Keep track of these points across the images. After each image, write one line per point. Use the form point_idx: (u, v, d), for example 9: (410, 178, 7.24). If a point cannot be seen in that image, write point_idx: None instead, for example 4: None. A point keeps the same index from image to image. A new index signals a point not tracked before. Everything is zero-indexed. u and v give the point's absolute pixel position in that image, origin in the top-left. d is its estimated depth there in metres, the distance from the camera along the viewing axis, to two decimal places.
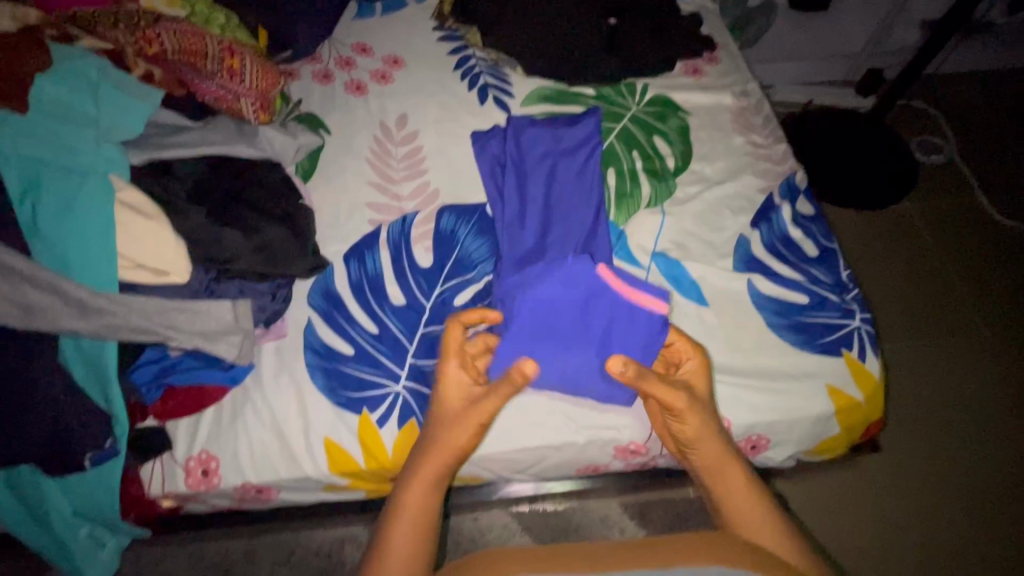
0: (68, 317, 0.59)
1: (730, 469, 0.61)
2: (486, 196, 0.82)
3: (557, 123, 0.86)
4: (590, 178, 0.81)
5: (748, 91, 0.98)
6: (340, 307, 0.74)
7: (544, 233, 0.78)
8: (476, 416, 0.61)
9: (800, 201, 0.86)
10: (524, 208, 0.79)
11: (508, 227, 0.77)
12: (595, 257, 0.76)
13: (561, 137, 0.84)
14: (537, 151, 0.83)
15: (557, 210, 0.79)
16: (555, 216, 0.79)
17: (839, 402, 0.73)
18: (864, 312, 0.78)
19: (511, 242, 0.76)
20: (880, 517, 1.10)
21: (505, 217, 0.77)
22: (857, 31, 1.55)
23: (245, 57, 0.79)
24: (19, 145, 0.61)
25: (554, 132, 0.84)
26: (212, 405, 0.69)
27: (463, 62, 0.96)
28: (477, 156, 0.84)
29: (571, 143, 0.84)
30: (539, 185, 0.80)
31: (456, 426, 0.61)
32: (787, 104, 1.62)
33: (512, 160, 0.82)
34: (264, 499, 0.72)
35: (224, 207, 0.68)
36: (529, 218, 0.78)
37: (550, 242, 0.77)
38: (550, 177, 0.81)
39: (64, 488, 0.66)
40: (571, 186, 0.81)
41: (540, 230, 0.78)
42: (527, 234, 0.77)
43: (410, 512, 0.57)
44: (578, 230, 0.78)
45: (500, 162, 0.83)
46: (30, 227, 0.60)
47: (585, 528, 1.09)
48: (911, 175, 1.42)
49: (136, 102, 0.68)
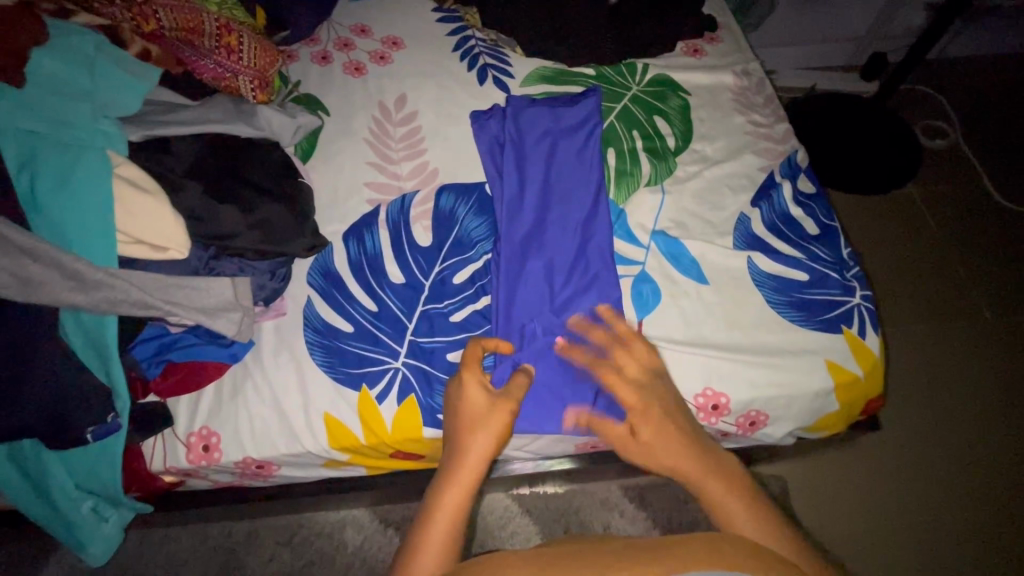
0: (68, 291, 0.59)
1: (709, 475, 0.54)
2: (486, 175, 0.82)
3: (557, 103, 0.85)
4: (590, 158, 0.80)
5: (749, 71, 0.97)
6: (340, 285, 0.74)
7: (544, 213, 0.77)
8: (496, 422, 0.58)
9: (801, 180, 0.86)
10: (523, 187, 0.78)
11: (508, 207, 0.77)
12: (595, 237, 0.76)
13: (561, 116, 0.83)
14: (536, 130, 0.82)
15: (557, 190, 0.79)
16: (554, 195, 0.79)
17: (837, 377, 0.73)
18: (864, 289, 0.78)
19: (511, 222, 0.76)
20: (883, 506, 1.10)
21: (504, 196, 0.77)
22: (861, 14, 1.53)
23: (243, 34, 0.79)
24: (16, 119, 0.61)
25: (553, 111, 0.83)
26: (211, 382, 0.70)
27: (462, 42, 0.95)
28: (476, 135, 0.83)
29: (571, 122, 0.83)
30: (539, 164, 0.80)
31: (477, 430, 0.57)
32: (791, 89, 1.60)
33: (512, 139, 0.81)
34: (265, 475, 0.73)
35: (222, 184, 0.68)
36: (528, 198, 0.78)
37: (549, 224, 0.77)
38: (550, 157, 0.81)
39: (66, 462, 0.66)
40: (570, 165, 0.80)
41: (539, 211, 0.77)
42: (526, 213, 0.77)
43: (443, 523, 0.51)
44: (576, 212, 0.78)
45: (499, 142, 0.82)
46: (30, 200, 0.61)
47: (585, 510, 1.10)
48: (913, 167, 1.40)
49: (133, 79, 0.68)
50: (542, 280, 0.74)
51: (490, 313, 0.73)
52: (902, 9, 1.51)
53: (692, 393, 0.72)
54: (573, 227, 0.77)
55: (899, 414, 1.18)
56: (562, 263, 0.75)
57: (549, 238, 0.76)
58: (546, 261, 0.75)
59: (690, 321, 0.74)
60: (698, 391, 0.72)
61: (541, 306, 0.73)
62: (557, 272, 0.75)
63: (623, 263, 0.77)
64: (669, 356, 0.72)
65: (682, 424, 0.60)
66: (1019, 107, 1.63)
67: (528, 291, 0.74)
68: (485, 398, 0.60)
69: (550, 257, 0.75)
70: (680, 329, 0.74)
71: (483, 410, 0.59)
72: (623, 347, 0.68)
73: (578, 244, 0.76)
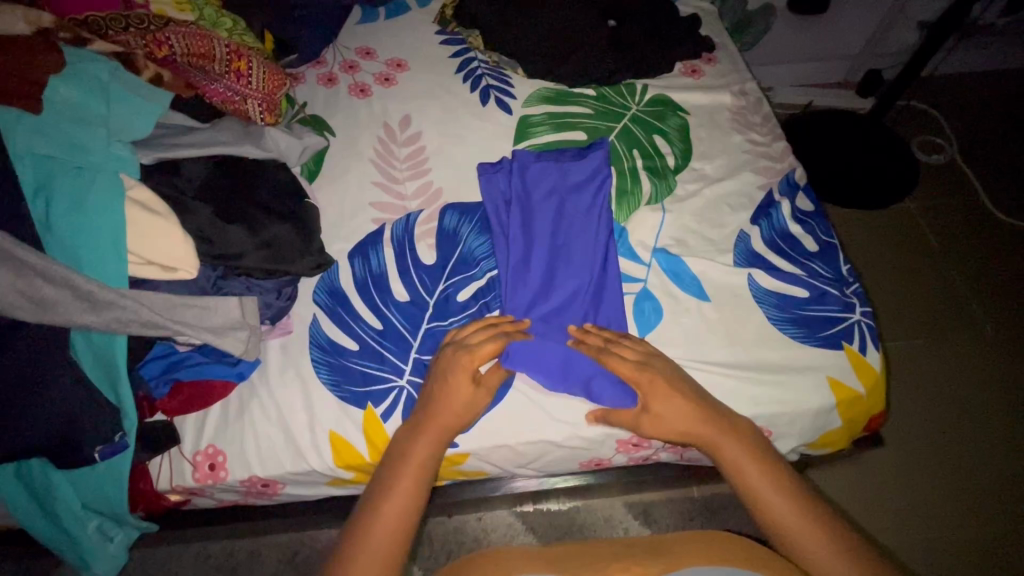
0: (80, 312, 0.60)
1: (755, 478, 0.60)
2: (487, 230, 0.80)
3: (565, 157, 0.84)
4: (599, 213, 0.79)
5: (746, 90, 0.99)
6: (345, 304, 0.75)
7: (551, 276, 0.75)
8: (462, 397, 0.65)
9: (799, 198, 0.87)
10: (530, 249, 0.76)
11: (513, 275, 0.74)
12: (608, 304, 0.75)
13: (569, 172, 0.81)
14: (543, 188, 0.80)
15: (565, 252, 0.77)
16: (563, 255, 0.76)
17: (840, 395, 0.73)
18: (864, 306, 0.79)
19: (517, 286, 0.74)
20: (882, 509, 1.10)
21: (511, 262, 0.75)
22: (856, 33, 1.56)
23: (252, 59, 0.82)
24: (33, 144, 0.62)
25: (561, 167, 0.82)
26: (219, 400, 0.70)
27: (465, 64, 0.97)
28: (484, 188, 0.81)
29: (580, 177, 0.81)
30: (547, 222, 0.78)
31: (447, 405, 0.65)
32: (787, 105, 1.64)
33: (518, 196, 0.79)
34: (271, 494, 0.73)
35: (230, 205, 0.69)
36: (537, 259, 0.75)
37: (557, 289, 0.74)
38: (558, 215, 0.79)
39: (73, 483, 0.66)
40: (579, 223, 0.78)
41: (547, 274, 0.75)
42: (534, 277, 0.75)
43: (404, 493, 0.59)
44: (586, 277, 0.75)
45: (505, 199, 0.80)
46: (44, 222, 0.61)
47: (589, 527, 1.09)
48: (909, 180, 1.41)
49: (146, 102, 0.69)
50: (555, 354, 0.71)
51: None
52: (896, 27, 1.53)
53: None
54: (585, 293, 0.74)
55: (904, 426, 1.18)
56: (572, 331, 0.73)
57: (558, 300, 0.74)
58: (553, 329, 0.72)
59: (691, 339, 0.75)
60: None
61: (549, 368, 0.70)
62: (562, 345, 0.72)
63: (625, 281, 0.78)
64: None
65: (699, 392, 0.66)
66: (1014, 123, 1.65)
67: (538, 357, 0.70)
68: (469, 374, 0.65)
69: (556, 322, 0.73)
70: (682, 347, 0.74)
71: (460, 372, 0.65)
72: (614, 344, 0.69)
73: (585, 308, 0.74)
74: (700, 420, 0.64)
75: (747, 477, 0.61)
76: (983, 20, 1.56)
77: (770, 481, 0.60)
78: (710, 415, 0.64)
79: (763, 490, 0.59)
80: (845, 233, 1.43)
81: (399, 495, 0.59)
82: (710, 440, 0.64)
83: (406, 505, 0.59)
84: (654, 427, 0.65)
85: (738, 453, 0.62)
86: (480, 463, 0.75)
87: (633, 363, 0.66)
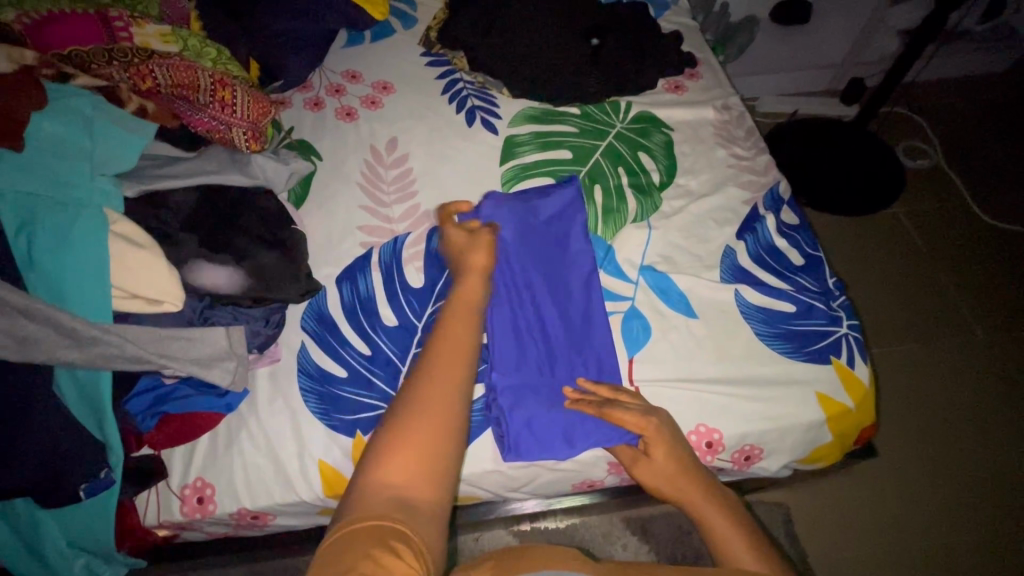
0: (64, 348, 0.59)
1: (732, 539, 0.58)
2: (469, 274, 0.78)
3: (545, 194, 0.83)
4: (581, 253, 0.78)
5: (729, 105, 1.00)
6: (333, 330, 0.75)
7: (537, 321, 0.74)
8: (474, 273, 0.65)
9: (784, 211, 0.88)
10: (516, 296, 0.75)
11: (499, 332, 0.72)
12: (594, 342, 0.74)
13: (549, 211, 0.81)
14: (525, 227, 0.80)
15: (549, 295, 0.76)
16: (547, 300, 0.76)
17: (829, 410, 0.73)
18: (851, 318, 0.80)
19: (505, 341, 0.72)
20: (876, 511, 1.10)
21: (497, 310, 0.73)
22: (838, 42, 1.58)
23: (236, 88, 0.81)
24: (16, 181, 0.62)
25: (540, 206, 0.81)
26: (206, 432, 0.70)
27: (451, 85, 0.98)
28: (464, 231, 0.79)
29: (559, 217, 0.81)
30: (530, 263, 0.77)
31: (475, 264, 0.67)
32: (772, 114, 1.64)
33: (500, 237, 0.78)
34: (261, 525, 0.73)
35: (217, 234, 0.69)
36: (523, 304, 0.75)
37: (545, 333, 0.74)
38: (543, 255, 0.78)
39: (59, 521, 0.66)
40: (564, 264, 0.77)
41: (533, 322, 0.74)
42: (520, 322, 0.74)
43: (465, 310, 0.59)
44: (573, 323, 0.75)
45: None
46: (26, 260, 0.61)
47: (587, 544, 1.08)
48: (896, 182, 1.43)
49: (130, 135, 0.70)
50: (551, 407, 0.70)
51: (486, 406, 0.71)
52: (877, 35, 1.55)
53: (685, 430, 0.72)
54: (573, 331, 0.74)
55: (898, 433, 1.18)
56: (562, 379, 0.72)
57: (548, 347, 0.73)
58: (541, 380, 0.72)
59: (681, 356, 0.75)
60: (691, 429, 0.72)
61: (542, 414, 0.70)
62: (552, 385, 0.72)
63: (612, 299, 0.78)
64: (662, 393, 0.73)
65: (688, 451, 0.67)
66: (996, 126, 1.67)
67: (533, 410, 0.70)
68: (464, 235, 0.72)
69: (542, 365, 0.72)
70: (670, 364, 0.74)
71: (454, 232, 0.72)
72: (612, 403, 0.68)
73: (573, 357, 0.73)
74: (685, 476, 0.65)
75: (719, 541, 0.59)
76: (963, 26, 1.57)
77: (745, 543, 0.58)
78: (696, 475, 0.65)
79: (738, 550, 0.57)
80: (835, 261, 1.41)
81: (460, 310, 0.59)
82: (693, 503, 0.63)
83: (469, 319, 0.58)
84: (648, 471, 0.67)
85: (714, 518, 0.61)
86: (472, 488, 0.74)
87: (638, 412, 0.67)
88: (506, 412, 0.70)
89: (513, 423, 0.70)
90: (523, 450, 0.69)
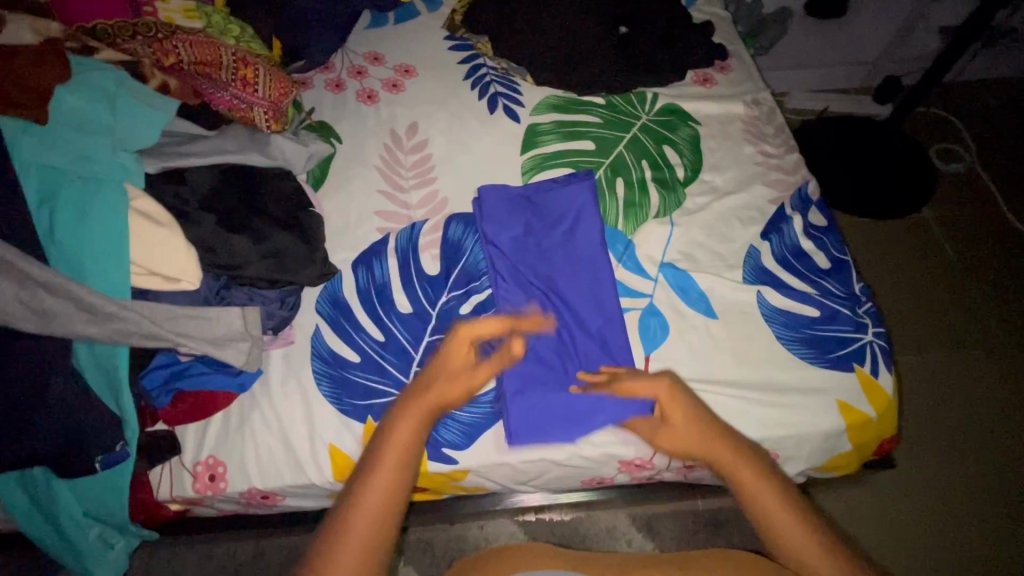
0: (81, 322, 0.60)
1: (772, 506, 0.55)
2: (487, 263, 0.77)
3: (562, 182, 0.83)
4: (599, 248, 0.77)
5: (759, 100, 0.97)
6: (348, 315, 0.75)
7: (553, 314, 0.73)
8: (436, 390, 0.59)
9: (811, 212, 0.86)
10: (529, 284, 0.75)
11: None
12: (609, 341, 0.72)
13: (566, 203, 0.80)
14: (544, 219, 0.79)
15: (566, 291, 0.75)
16: (562, 292, 0.75)
17: (850, 419, 0.71)
18: (876, 326, 0.78)
19: None
20: (875, 506, 1.10)
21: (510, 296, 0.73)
22: (873, 39, 1.53)
23: (258, 67, 0.81)
24: (40, 155, 0.63)
25: (557, 198, 0.80)
26: (220, 410, 0.71)
27: (474, 71, 0.96)
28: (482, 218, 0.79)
29: (576, 211, 0.79)
30: (546, 258, 0.77)
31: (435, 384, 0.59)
32: (803, 111, 1.58)
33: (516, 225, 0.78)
34: (270, 505, 0.73)
35: (235, 215, 0.68)
36: (537, 295, 0.74)
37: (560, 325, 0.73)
38: (561, 250, 0.77)
39: (75, 491, 0.67)
40: (583, 259, 0.77)
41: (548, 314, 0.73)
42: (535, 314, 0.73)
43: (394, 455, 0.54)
44: (590, 319, 0.73)
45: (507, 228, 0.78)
46: (47, 233, 0.62)
47: (592, 538, 1.08)
48: (929, 172, 1.38)
49: (149, 110, 0.69)
50: (559, 395, 0.70)
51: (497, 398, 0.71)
52: (917, 32, 1.49)
53: None
54: (590, 327, 0.73)
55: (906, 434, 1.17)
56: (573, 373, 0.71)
57: (563, 342, 0.72)
58: (551, 372, 0.71)
59: (698, 357, 0.73)
60: None
61: (547, 390, 0.70)
62: (563, 373, 0.71)
63: (631, 296, 0.77)
64: None
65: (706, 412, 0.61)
66: None
67: (541, 395, 0.70)
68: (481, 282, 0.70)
69: (553, 359, 0.71)
70: (687, 365, 0.73)
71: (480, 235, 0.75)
72: (619, 376, 0.66)
73: (586, 352, 0.72)
74: (712, 437, 0.59)
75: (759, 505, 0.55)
76: (1008, 25, 1.50)
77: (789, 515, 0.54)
78: (720, 432, 0.59)
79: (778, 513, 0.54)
80: (857, 262, 1.38)
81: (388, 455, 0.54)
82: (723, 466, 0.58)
83: (393, 475, 0.53)
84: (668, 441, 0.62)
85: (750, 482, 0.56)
86: (481, 479, 0.74)
87: (642, 378, 0.64)
88: (513, 394, 0.69)
89: (516, 407, 0.69)
90: (528, 433, 0.69)
